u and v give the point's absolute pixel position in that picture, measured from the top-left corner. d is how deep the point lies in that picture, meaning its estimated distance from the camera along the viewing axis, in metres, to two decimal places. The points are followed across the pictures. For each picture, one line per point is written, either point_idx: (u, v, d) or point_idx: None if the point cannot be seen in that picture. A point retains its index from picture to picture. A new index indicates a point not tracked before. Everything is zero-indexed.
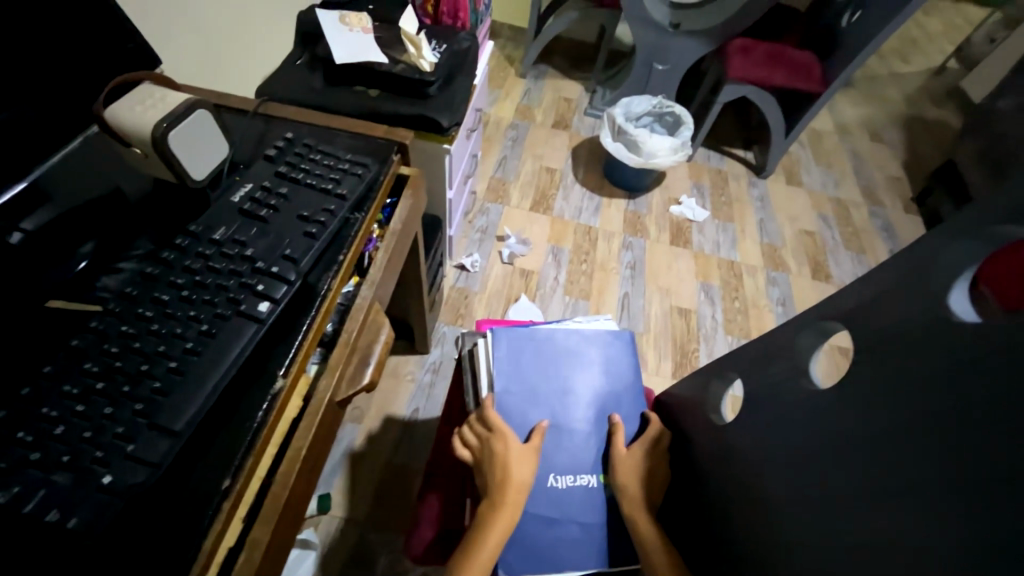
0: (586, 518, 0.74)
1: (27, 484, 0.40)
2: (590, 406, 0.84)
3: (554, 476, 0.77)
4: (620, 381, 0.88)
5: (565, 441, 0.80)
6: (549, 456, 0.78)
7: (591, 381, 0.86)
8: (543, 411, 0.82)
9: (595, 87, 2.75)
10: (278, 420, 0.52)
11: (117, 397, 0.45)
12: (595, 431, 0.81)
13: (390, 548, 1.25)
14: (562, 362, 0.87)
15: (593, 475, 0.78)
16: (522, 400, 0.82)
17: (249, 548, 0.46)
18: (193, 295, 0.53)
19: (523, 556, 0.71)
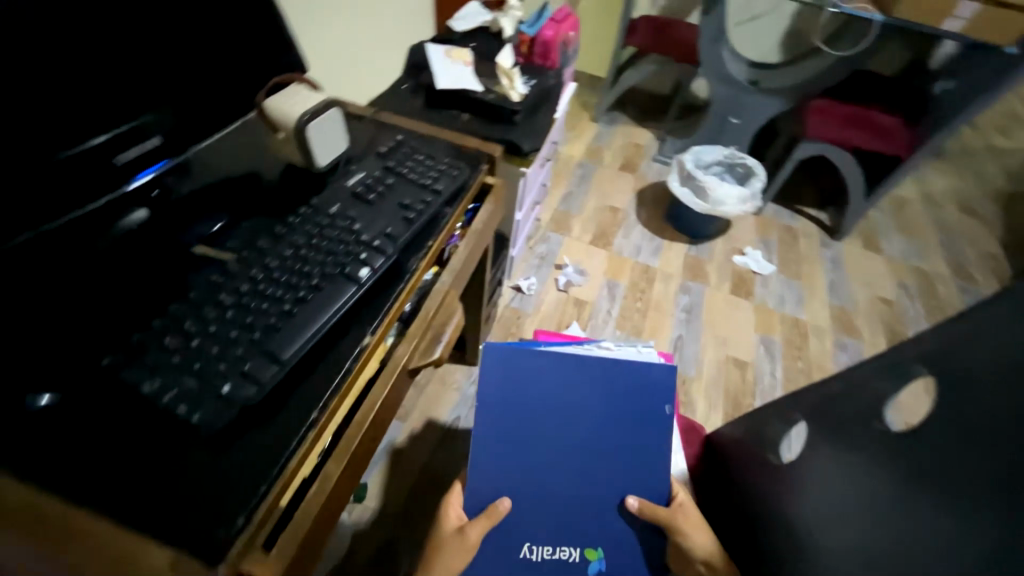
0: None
1: (167, 381, 0.47)
2: (577, 474, 0.79)
3: (530, 547, 0.79)
4: (632, 443, 0.79)
5: (539, 508, 0.79)
6: (531, 522, 0.79)
7: (591, 438, 0.79)
8: (526, 466, 0.79)
9: (665, 136, 2.83)
10: (360, 371, 0.57)
11: (240, 325, 0.53)
12: (573, 504, 0.79)
13: (414, 550, 1.26)
14: (560, 409, 0.79)
15: (571, 548, 0.79)
16: (505, 447, 0.78)
17: (323, 479, 0.51)
18: (308, 254, 0.62)
19: None
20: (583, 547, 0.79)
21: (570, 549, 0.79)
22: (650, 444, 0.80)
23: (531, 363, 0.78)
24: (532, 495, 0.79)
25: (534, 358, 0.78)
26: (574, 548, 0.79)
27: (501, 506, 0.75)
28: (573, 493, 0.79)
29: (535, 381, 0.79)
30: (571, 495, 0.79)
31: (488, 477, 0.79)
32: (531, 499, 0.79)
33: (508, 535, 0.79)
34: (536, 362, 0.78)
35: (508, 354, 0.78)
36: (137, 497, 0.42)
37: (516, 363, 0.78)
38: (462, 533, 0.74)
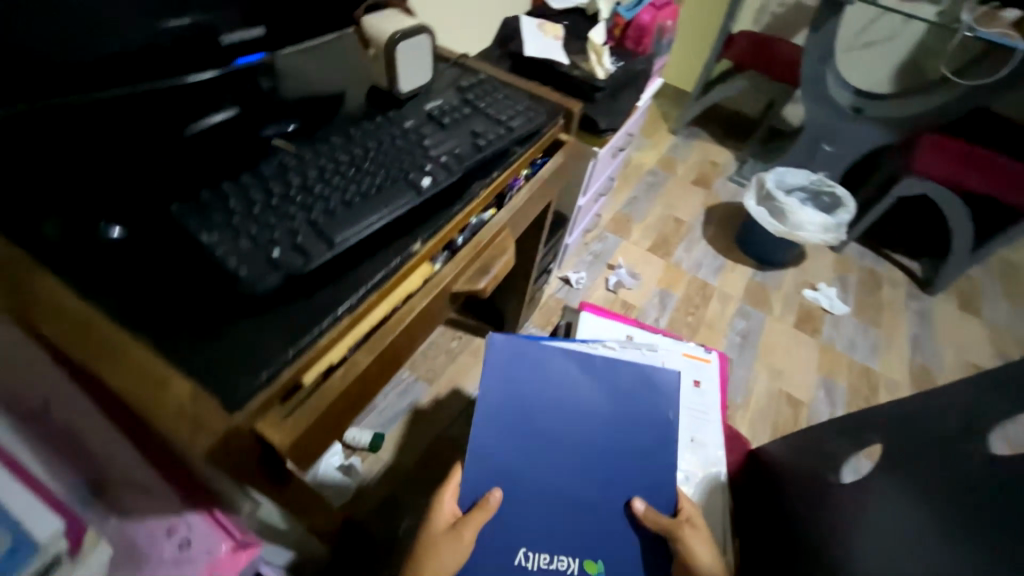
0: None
1: (222, 236, 0.48)
2: (585, 469, 0.71)
3: (526, 553, 0.66)
4: (642, 444, 0.72)
5: (542, 505, 0.69)
6: (525, 524, 0.67)
7: (596, 434, 0.73)
8: (527, 453, 0.71)
9: (746, 158, 2.68)
10: (405, 276, 0.56)
11: (300, 203, 0.53)
12: (584, 505, 0.69)
13: (417, 511, 1.23)
14: (561, 397, 0.76)
15: (573, 559, 0.66)
16: (502, 435, 0.72)
17: (349, 366, 0.50)
18: (376, 156, 0.61)
19: None
20: (583, 561, 0.66)
21: (569, 561, 0.66)
22: (660, 448, 0.72)
23: (536, 353, 0.78)
24: (530, 494, 0.69)
25: (539, 350, 0.79)
26: (572, 563, 0.66)
27: (494, 495, 0.65)
28: (575, 493, 0.69)
29: (540, 369, 0.77)
30: (575, 497, 0.69)
31: (483, 464, 0.70)
32: (530, 496, 0.69)
33: (500, 543, 0.66)
34: (541, 353, 0.79)
35: (514, 342, 0.79)
36: (177, 335, 0.43)
37: (522, 351, 0.78)
38: (455, 529, 0.64)
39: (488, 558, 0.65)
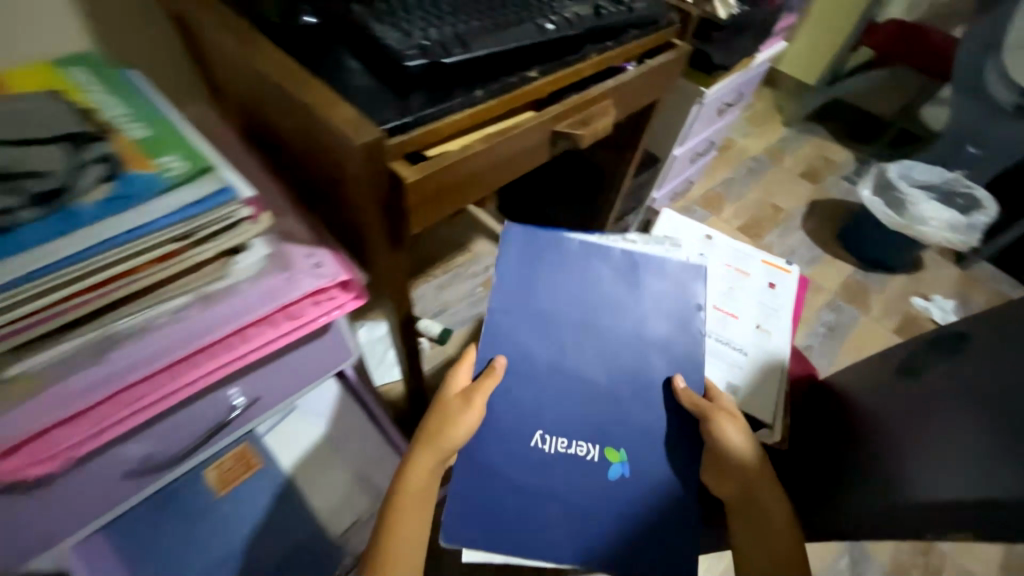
0: (573, 499, 0.60)
1: (384, 28, 0.58)
2: (610, 356, 0.66)
3: (543, 436, 0.62)
4: (665, 336, 0.68)
5: (564, 388, 0.65)
6: (543, 407, 0.64)
7: (621, 324, 0.68)
8: (543, 338, 0.67)
9: (870, 158, 2.44)
10: (519, 97, 0.64)
11: (444, 20, 0.62)
12: (609, 394, 0.64)
13: None
14: (579, 283, 0.71)
15: (592, 445, 0.62)
16: (515, 318, 0.68)
17: (463, 148, 0.59)
18: (509, 3, 0.69)
19: (480, 521, 0.58)
20: (602, 447, 0.62)
21: (587, 447, 0.62)
22: (680, 333, 0.68)
23: (553, 243, 0.73)
24: (554, 382, 0.65)
25: (557, 240, 0.74)
26: (591, 449, 0.62)
27: (499, 360, 0.63)
28: (599, 379, 0.65)
29: (559, 258, 0.72)
30: (598, 385, 0.65)
31: (499, 342, 0.67)
32: (551, 381, 0.65)
33: (519, 421, 0.63)
34: (558, 242, 0.73)
35: (530, 232, 0.74)
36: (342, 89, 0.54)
37: (538, 242, 0.73)
38: (469, 393, 0.62)
39: (505, 437, 0.62)
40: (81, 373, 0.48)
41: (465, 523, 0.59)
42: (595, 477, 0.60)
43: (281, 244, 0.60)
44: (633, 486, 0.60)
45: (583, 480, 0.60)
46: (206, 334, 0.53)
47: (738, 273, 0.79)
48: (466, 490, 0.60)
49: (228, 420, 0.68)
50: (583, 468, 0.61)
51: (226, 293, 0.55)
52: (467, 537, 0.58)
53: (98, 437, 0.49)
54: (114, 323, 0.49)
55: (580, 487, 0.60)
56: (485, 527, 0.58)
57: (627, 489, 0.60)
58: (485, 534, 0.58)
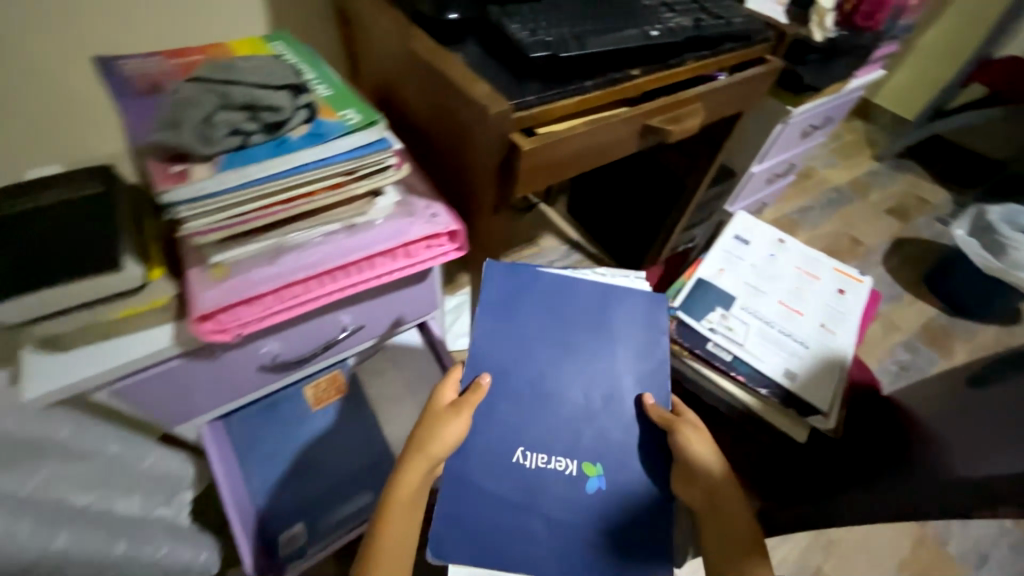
0: (553, 513, 0.62)
1: (513, 27, 0.69)
2: (589, 380, 0.69)
3: (524, 452, 0.65)
4: (639, 359, 0.71)
5: (546, 406, 0.67)
6: (521, 426, 0.66)
7: (598, 353, 0.71)
8: (523, 364, 0.70)
9: (971, 200, 2.27)
10: (618, 91, 0.73)
11: (562, 22, 0.73)
12: (589, 416, 0.67)
13: None
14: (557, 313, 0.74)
15: (573, 461, 0.64)
16: (496, 343, 0.71)
17: (568, 129, 0.69)
18: (617, 12, 0.79)
19: (466, 536, 0.60)
20: (578, 464, 0.64)
21: (564, 462, 0.64)
22: (648, 358, 0.71)
23: (535, 275, 0.76)
24: (532, 407, 0.67)
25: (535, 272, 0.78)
26: (568, 463, 0.64)
27: (484, 379, 0.66)
28: (576, 401, 0.68)
29: (541, 289, 0.76)
30: (573, 410, 0.67)
31: (483, 364, 0.70)
32: (529, 398, 0.68)
33: (502, 437, 0.65)
34: (535, 275, 0.77)
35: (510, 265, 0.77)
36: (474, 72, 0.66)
37: (518, 277, 0.76)
38: (455, 406, 0.64)
39: (490, 452, 0.64)
40: (259, 270, 0.62)
41: (451, 539, 0.60)
42: (574, 492, 0.63)
43: (406, 195, 0.73)
44: (607, 501, 0.63)
45: (562, 491, 0.63)
46: (347, 254, 0.66)
47: (808, 275, 0.82)
48: (452, 504, 0.62)
49: (336, 339, 0.81)
50: (560, 480, 0.63)
51: (364, 224, 0.68)
52: (455, 554, 0.60)
53: (260, 322, 0.63)
54: (287, 234, 0.62)
55: (559, 499, 0.62)
56: (473, 544, 0.60)
57: (604, 503, 0.62)
58: (473, 549, 0.60)
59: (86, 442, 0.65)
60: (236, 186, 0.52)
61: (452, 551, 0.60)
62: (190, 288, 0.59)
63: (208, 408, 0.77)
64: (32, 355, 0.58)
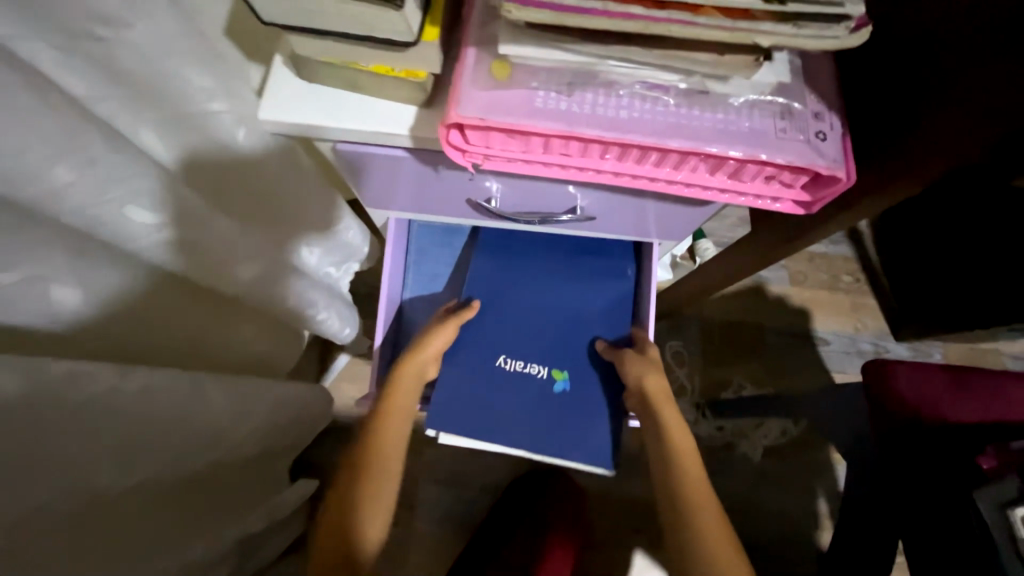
0: (526, 409, 0.70)
1: None
2: (558, 318, 0.76)
3: (505, 359, 0.73)
4: (603, 297, 0.77)
5: (521, 328, 0.75)
6: (495, 336, 0.74)
7: (563, 293, 0.77)
8: (500, 302, 0.76)
9: None
10: None
11: None
12: (556, 345, 0.74)
13: (680, 343, 1.14)
14: (541, 270, 0.78)
15: (542, 367, 0.73)
16: (480, 285, 0.76)
17: None
18: None
19: (457, 415, 0.69)
20: (541, 368, 0.73)
21: (536, 367, 0.73)
22: (614, 298, 0.76)
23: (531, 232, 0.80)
24: (507, 327, 0.75)
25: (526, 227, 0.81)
26: (534, 365, 0.73)
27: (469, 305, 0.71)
28: (542, 328, 0.75)
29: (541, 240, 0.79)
30: (542, 335, 0.75)
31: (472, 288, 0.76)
32: (498, 322, 0.75)
33: (482, 346, 0.73)
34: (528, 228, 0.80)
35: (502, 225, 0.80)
36: None
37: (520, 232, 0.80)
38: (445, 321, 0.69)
39: (470, 358, 0.72)
40: (544, 94, 0.42)
41: (443, 414, 0.69)
42: (541, 392, 0.71)
43: (800, 78, 0.43)
44: (572, 400, 0.71)
45: (535, 390, 0.72)
46: (664, 133, 0.41)
47: None
48: (445, 395, 0.70)
49: (555, 219, 0.63)
50: (532, 383, 0.72)
51: (710, 99, 0.42)
52: (447, 426, 0.69)
53: (506, 163, 0.46)
54: (607, 62, 0.39)
55: (528, 397, 0.71)
56: (458, 421, 0.69)
57: (570, 402, 0.71)
58: (462, 426, 0.69)
59: (296, 188, 0.59)
60: None
61: (445, 420, 0.69)
62: (456, 78, 0.42)
63: (399, 207, 0.69)
64: (279, 67, 0.48)
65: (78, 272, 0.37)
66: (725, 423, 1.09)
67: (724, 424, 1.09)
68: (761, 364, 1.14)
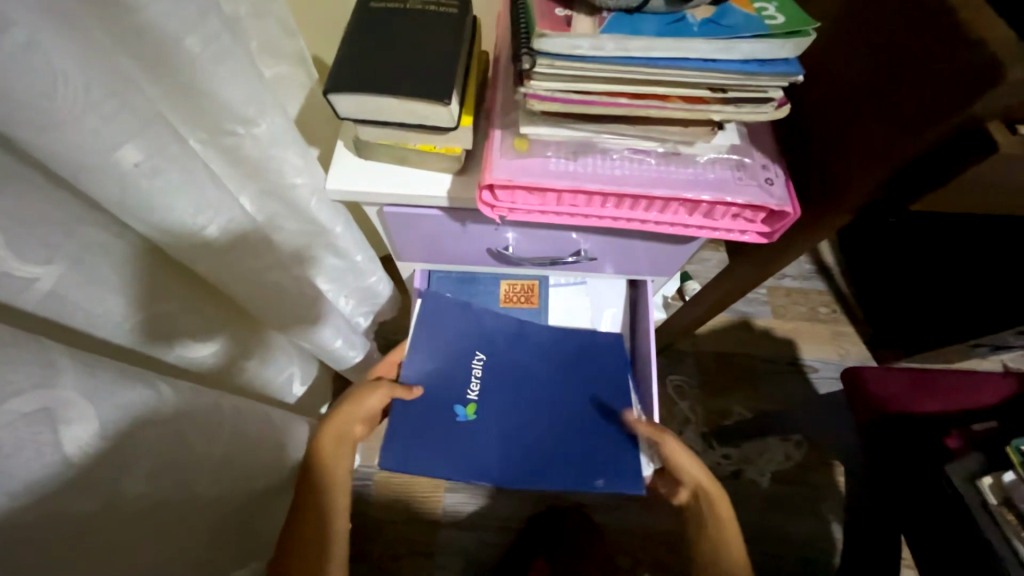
0: (441, 376, 0.77)
1: None
2: (516, 385, 0.78)
3: (475, 367, 0.78)
4: (551, 429, 0.76)
5: (510, 356, 0.79)
6: (505, 365, 0.79)
7: (548, 386, 0.79)
8: (538, 360, 0.79)
9: None
10: None
11: None
12: (498, 386, 0.78)
13: (679, 376, 1.22)
14: (569, 377, 0.79)
15: (468, 396, 0.76)
16: (541, 347, 0.80)
17: None
18: None
19: (422, 336, 0.78)
20: (474, 399, 0.76)
21: (474, 389, 0.77)
22: (554, 457, 0.74)
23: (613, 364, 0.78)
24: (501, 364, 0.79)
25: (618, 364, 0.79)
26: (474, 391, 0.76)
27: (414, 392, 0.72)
28: (515, 393, 0.78)
29: (606, 369, 0.78)
30: (509, 394, 0.78)
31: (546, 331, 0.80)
32: (517, 367, 0.79)
33: (486, 372, 0.78)
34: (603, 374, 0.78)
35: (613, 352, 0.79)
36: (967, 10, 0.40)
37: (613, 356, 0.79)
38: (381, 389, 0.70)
39: (455, 372, 0.77)
40: (555, 160, 0.55)
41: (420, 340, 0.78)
42: (448, 398, 0.76)
43: (746, 141, 0.56)
44: (441, 419, 0.74)
45: (451, 392, 0.76)
46: (650, 184, 0.53)
47: None
48: (430, 353, 0.77)
49: (563, 260, 0.74)
50: (459, 389, 0.77)
51: (682, 159, 0.55)
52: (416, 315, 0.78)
53: (527, 214, 0.58)
54: (601, 135, 0.52)
55: (436, 406, 0.75)
56: (421, 332, 0.78)
57: (441, 418, 0.74)
58: (417, 334, 0.78)
59: (320, 215, 0.61)
60: (607, 58, 0.43)
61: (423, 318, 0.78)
62: (488, 152, 0.54)
63: (424, 258, 0.79)
64: (342, 149, 0.61)
65: (199, 327, 0.49)
66: (731, 450, 1.14)
67: (730, 451, 1.14)
68: (756, 392, 1.21)
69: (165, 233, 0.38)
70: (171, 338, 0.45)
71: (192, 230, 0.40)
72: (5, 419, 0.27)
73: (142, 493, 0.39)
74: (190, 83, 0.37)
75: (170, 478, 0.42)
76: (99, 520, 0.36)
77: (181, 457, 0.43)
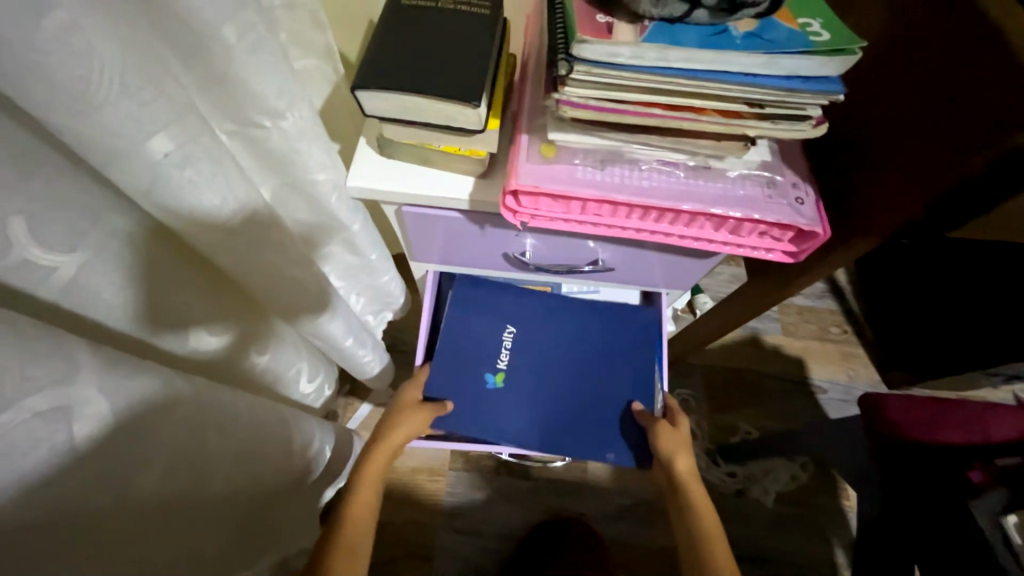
0: (474, 343, 0.78)
1: None
2: (547, 353, 0.78)
3: (506, 336, 0.78)
4: (578, 401, 0.76)
5: (540, 327, 0.80)
6: (536, 337, 0.79)
7: (579, 357, 0.78)
8: (569, 333, 0.80)
9: None
10: None
11: None
12: (527, 355, 0.78)
13: (685, 390, 1.20)
14: (599, 352, 0.79)
15: (498, 363, 0.76)
16: (573, 321, 0.80)
17: None
18: None
19: (456, 303, 0.79)
20: (504, 367, 0.77)
21: (504, 358, 0.77)
22: (578, 427, 0.75)
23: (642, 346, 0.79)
24: (533, 335, 0.79)
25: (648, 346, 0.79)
26: (504, 360, 0.77)
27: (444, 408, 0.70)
28: (545, 363, 0.78)
29: (636, 346, 0.78)
30: (538, 366, 0.77)
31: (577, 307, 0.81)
32: (549, 337, 0.79)
33: (517, 343, 0.78)
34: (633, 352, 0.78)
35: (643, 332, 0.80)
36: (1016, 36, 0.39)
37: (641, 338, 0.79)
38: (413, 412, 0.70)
39: (486, 339, 0.78)
40: (583, 168, 0.54)
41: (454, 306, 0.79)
42: (478, 364, 0.76)
43: (776, 158, 0.55)
44: (471, 383, 0.75)
45: (481, 360, 0.77)
46: (678, 198, 0.52)
47: None
48: (462, 320, 0.78)
49: (579, 269, 0.73)
50: (488, 358, 0.77)
51: (711, 173, 0.54)
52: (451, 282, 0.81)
53: (549, 221, 0.57)
54: (630, 146, 0.51)
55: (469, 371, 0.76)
56: (457, 299, 0.80)
57: (471, 382, 0.75)
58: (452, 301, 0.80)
59: (339, 212, 0.60)
60: (645, 68, 0.42)
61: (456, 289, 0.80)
62: (514, 156, 0.53)
63: (438, 259, 0.78)
64: (364, 146, 0.60)
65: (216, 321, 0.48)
66: (736, 468, 1.12)
67: (735, 470, 1.12)
68: (763, 410, 1.20)
69: (192, 225, 0.37)
70: (189, 330, 0.45)
71: (217, 224, 0.39)
72: (20, 416, 0.27)
73: (155, 490, 0.38)
74: (222, 74, 0.37)
75: (183, 476, 0.41)
76: (111, 517, 0.35)
77: (195, 453, 0.42)
